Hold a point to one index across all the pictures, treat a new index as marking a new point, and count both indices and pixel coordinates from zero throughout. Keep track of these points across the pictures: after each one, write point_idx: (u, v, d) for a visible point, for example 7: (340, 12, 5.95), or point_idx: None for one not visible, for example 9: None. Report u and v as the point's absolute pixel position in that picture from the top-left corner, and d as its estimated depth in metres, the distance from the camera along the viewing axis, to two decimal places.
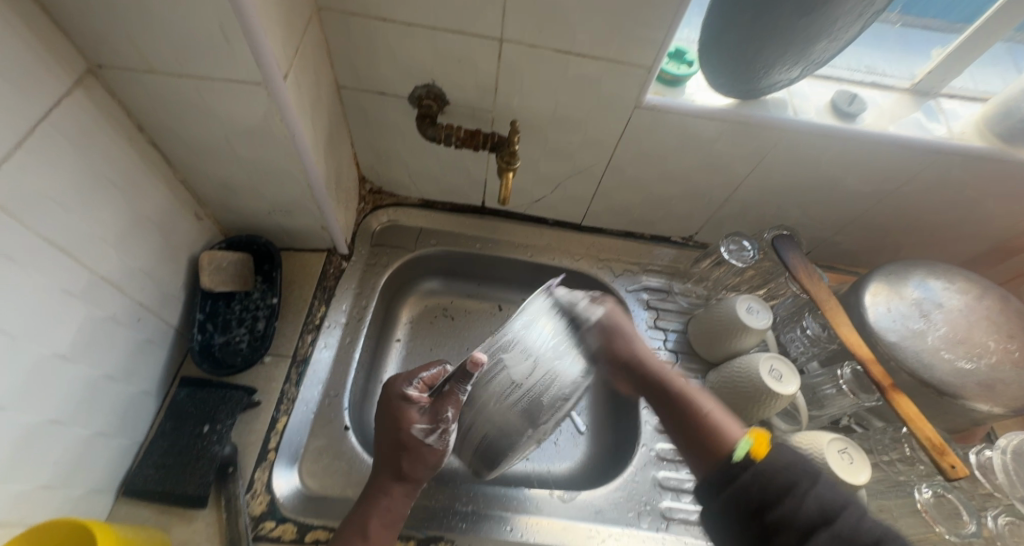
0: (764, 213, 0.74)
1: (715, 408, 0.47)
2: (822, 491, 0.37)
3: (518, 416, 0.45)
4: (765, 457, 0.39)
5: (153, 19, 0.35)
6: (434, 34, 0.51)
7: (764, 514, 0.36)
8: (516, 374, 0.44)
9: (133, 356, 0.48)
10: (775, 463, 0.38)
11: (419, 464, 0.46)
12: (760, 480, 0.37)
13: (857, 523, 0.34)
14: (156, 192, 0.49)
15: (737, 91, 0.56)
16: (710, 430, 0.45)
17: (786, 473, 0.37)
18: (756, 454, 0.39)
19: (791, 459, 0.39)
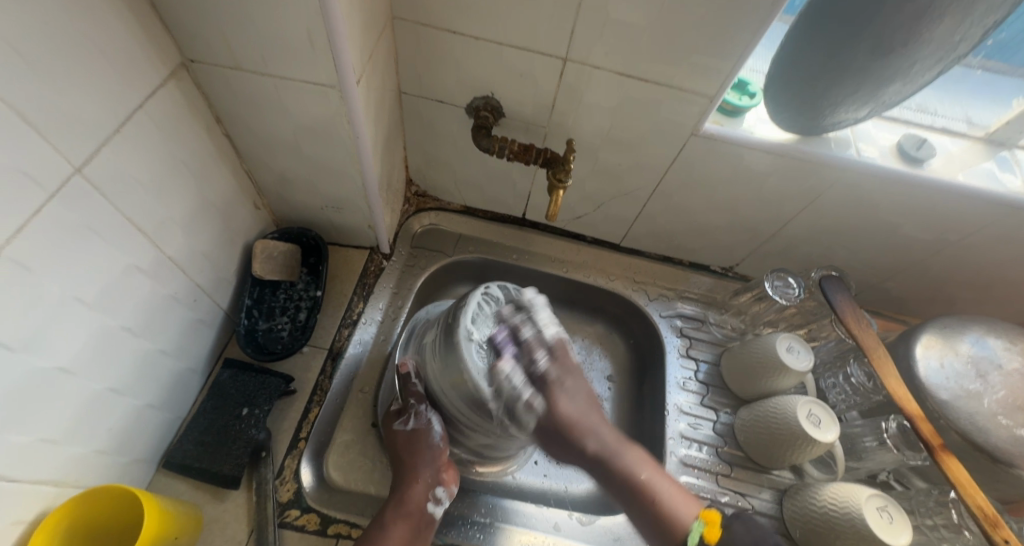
0: (812, 252, 0.72)
1: (667, 482, 0.52)
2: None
3: (450, 362, 0.47)
4: (718, 543, 0.47)
5: (246, 19, 0.37)
6: (499, 49, 0.52)
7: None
8: (430, 336, 0.52)
9: (186, 334, 0.50)
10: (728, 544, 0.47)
11: (416, 444, 0.52)
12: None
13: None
14: (223, 180, 0.51)
15: (801, 126, 0.55)
16: (663, 509, 0.50)
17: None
18: (709, 538, 0.47)
19: (744, 540, 0.46)
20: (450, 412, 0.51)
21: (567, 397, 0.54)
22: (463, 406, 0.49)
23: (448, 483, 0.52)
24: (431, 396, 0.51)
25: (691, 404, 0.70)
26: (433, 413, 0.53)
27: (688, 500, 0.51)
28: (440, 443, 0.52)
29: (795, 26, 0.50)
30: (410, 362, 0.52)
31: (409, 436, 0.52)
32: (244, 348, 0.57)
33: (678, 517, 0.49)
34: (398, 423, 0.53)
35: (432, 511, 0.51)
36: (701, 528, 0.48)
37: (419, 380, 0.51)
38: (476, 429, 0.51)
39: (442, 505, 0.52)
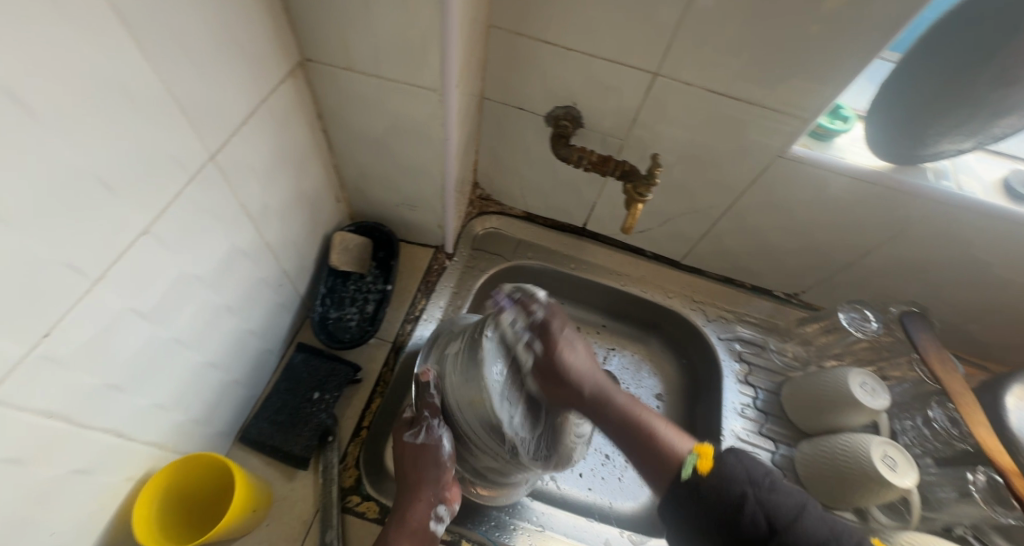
0: (890, 286, 0.69)
1: (662, 421, 0.51)
2: (774, 498, 0.43)
3: (471, 379, 0.47)
4: (711, 474, 0.45)
5: (367, 23, 0.39)
6: (590, 61, 0.53)
7: (733, 530, 0.42)
8: (451, 349, 0.51)
9: (270, 317, 0.53)
10: (723, 476, 0.44)
11: (423, 460, 0.49)
12: (708, 496, 0.44)
13: (807, 526, 0.41)
14: (315, 172, 0.54)
15: (897, 155, 0.52)
16: (659, 447, 0.49)
17: (733, 485, 0.43)
18: (702, 469, 0.46)
19: (738, 470, 0.45)
20: (462, 433, 0.50)
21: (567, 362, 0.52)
22: (475, 429, 0.48)
23: (451, 501, 0.51)
24: (445, 410, 0.50)
25: (748, 432, 0.68)
26: (445, 430, 0.50)
27: (683, 436, 0.50)
28: (448, 461, 0.50)
29: (909, 50, 0.48)
30: (430, 371, 0.51)
31: (416, 450, 0.50)
32: (317, 335, 0.59)
33: (673, 450, 0.48)
34: (409, 434, 0.50)
35: (433, 528, 0.49)
36: (693, 460, 0.47)
37: (435, 392, 0.50)
38: (484, 455, 0.50)
39: (442, 523, 0.50)
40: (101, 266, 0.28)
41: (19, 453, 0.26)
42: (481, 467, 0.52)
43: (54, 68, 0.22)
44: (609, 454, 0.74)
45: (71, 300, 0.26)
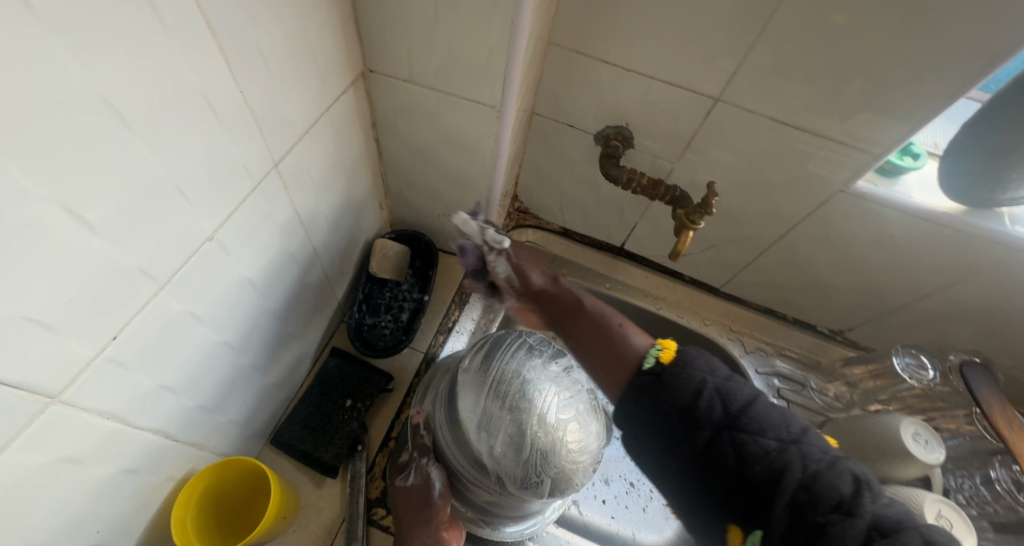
0: (949, 332, 0.65)
1: (627, 323, 0.49)
2: (733, 386, 0.38)
3: (450, 411, 0.48)
4: (673, 365, 0.41)
5: (435, 37, 0.39)
6: (649, 82, 0.51)
7: (690, 416, 0.37)
8: (441, 385, 0.52)
9: (310, 321, 0.53)
10: (681, 364, 0.40)
11: (414, 501, 0.48)
12: (665, 381, 0.40)
13: (760, 411, 0.36)
14: (363, 179, 0.54)
15: (971, 197, 0.50)
16: (616, 342, 0.47)
17: (691, 371, 0.39)
18: (665, 358, 0.42)
19: (699, 362, 0.40)
20: (455, 469, 0.49)
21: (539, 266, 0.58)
22: (461, 457, 0.48)
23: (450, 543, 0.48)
24: (436, 448, 0.50)
25: None
26: (435, 469, 0.49)
27: (647, 336, 0.47)
28: (438, 500, 0.48)
29: (998, 91, 0.44)
30: (422, 412, 0.51)
31: (406, 492, 0.49)
32: (352, 341, 0.58)
33: (628, 344, 0.46)
34: (399, 478, 0.49)
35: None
36: (656, 353, 0.43)
37: (426, 431, 0.50)
38: (480, 488, 0.48)
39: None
40: (168, 271, 0.28)
41: (76, 452, 0.26)
42: (484, 502, 0.50)
43: (146, 77, 0.22)
44: (634, 483, 0.72)
45: (137, 304, 0.26)
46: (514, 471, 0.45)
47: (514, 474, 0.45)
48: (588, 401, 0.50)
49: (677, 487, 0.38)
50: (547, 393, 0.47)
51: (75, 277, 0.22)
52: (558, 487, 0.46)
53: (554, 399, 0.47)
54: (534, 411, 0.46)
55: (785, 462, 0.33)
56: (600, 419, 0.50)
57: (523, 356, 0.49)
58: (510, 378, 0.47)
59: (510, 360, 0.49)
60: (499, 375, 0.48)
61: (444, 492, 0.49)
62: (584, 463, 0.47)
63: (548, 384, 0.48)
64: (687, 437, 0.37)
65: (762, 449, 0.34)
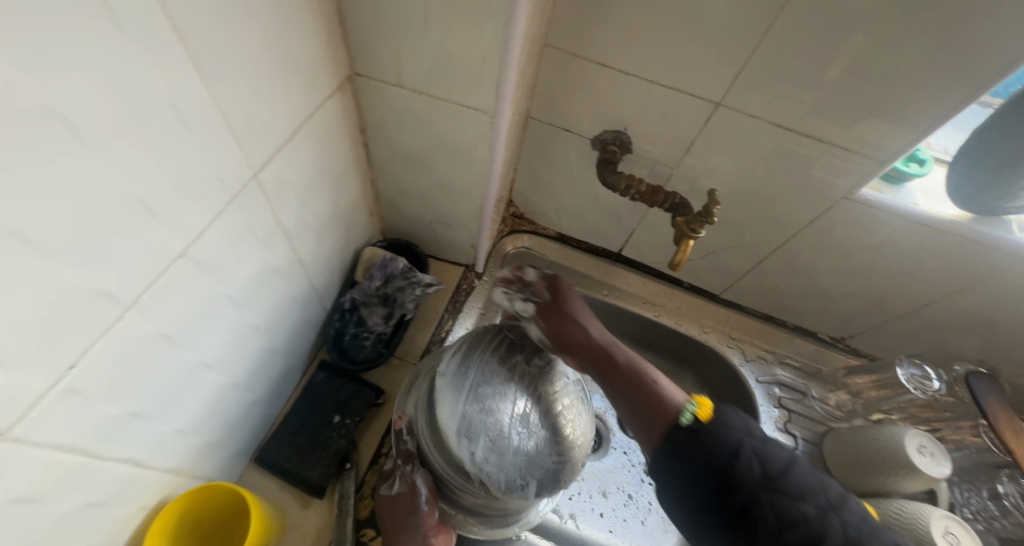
0: (952, 340, 0.64)
1: (666, 379, 0.46)
2: (765, 445, 0.40)
3: (431, 416, 0.46)
4: (710, 423, 0.41)
5: (425, 40, 0.37)
6: (648, 87, 0.50)
7: (731, 481, 0.38)
8: (422, 388, 0.49)
9: (296, 335, 0.51)
10: (718, 425, 0.41)
11: (401, 509, 0.46)
12: (704, 441, 0.40)
13: (793, 474, 0.38)
14: (352, 186, 0.52)
15: (980, 206, 0.48)
16: (656, 398, 0.44)
17: (730, 435, 0.40)
18: (702, 416, 0.42)
19: (735, 420, 0.41)
20: (439, 474, 0.47)
21: (577, 313, 0.50)
22: (443, 462, 0.46)
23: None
24: (421, 454, 0.48)
25: None
26: (421, 475, 0.47)
27: (682, 392, 0.45)
28: (425, 507, 0.46)
29: (1012, 96, 0.43)
30: (404, 417, 0.50)
31: (392, 502, 0.47)
32: (330, 352, 0.57)
33: (667, 401, 0.44)
34: (383, 486, 0.48)
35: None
36: (692, 409, 0.43)
37: (409, 437, 0.49)
38: (466, 492, 0.46)
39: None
40: (134, 292, 0.26)
41: (34, 491, 0.24)
42: (474, 504, 0.48)
43: (107, 87, 0.20)
44: (632, 494, 0.71)
45: (100, 330, 0.25)
46: (500, 473, 0.44)
47: (498, 475, 0.44)
48: (574, 392, 0.49)
49: (703, 536, 0.40)
50: (528, 391, 0.46)
51: (27, 306, 0.20)
52: (545, 486, 0.45)
53: (539, 395, 0.46)
54: (514, 411, 0.45)
55: (827, 530, 0.35)
56: (586, 409, 0.49)
57: (504, 355, 0.48)
58: (488, 380, 0.46)
59: (487, 362, 0.47)
60: (482, 378, 0.46)
61: (431, 498, 0.47)
62: (572, 458, 0.46)
63: (529, 382, 0.46)
64: (723, 499, 0.38)
65: (802, 514, 0.36)
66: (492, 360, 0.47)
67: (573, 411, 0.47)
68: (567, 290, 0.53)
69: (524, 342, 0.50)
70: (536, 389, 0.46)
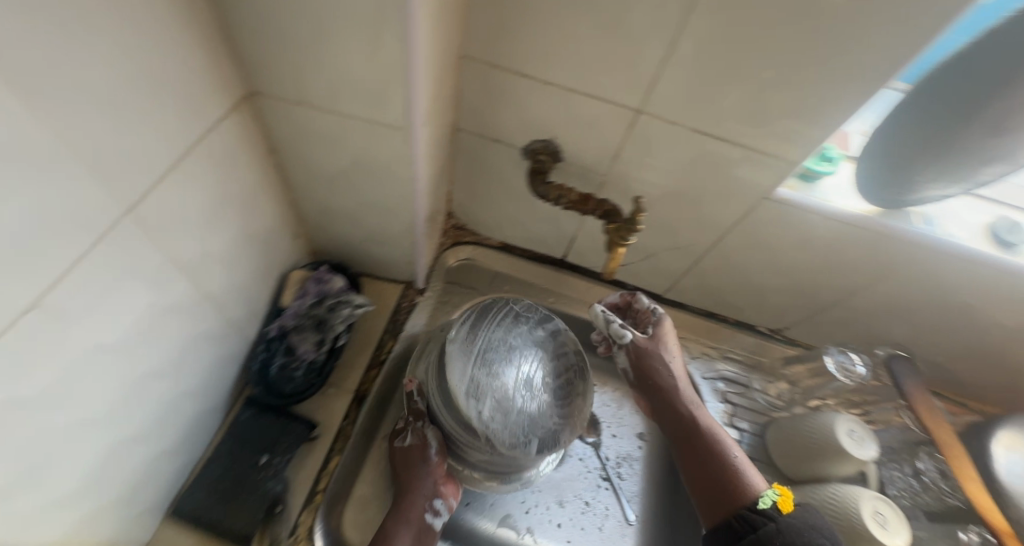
0: (873, 325, 0.68)
1: (743, 458, 0.52)
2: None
3: (442, 379, 0.50)
4: (789, 514, 0.45)
5: (326, 59, 0.35)
6: (570, 95, 0.49)
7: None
8: (431, 355, 0.53)
9: (211, 373, 0.47)
10: (803, 522, 0.45)
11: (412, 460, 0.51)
12: (785, 533, 0.43)
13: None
14: (267, 209, 0.48)
15: (885, 196, 0.51)
16: (736, 477, 0.49)
17: (813, 531, 0.44)
18: (783, 507, 0.46)
19: (816, 522, 0.45)
20: (446, 433, 0.51)
21: (666, 362, 0.57)
22: (452, 423, 0.50)
23: (448, 498, 0.52)
24: (430, 413, 0.52)
25: None
26: (431, 431, 0.51)
27: (760, 475, 0.50)
28: (435, 457, 0.51)
29: (916, 88, 0.45)
30: (414, 380, 0.53)
31: (405, 454, 0.51)
32: (253, 385, 0.53)
33: (747, 481, 0.49)
34: (397, 439, 0.52)
35: (430, 522, 0.50)
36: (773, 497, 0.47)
37: (419, 398, 0.52)
38: (471, 451, 0.50)
39: (440, 517, 0.51)
40: None
41: None
42: (480, 462, 0.50)
43: None
44: (590, 501, 0.70)
45: None
46: (506, 430, 0.47)
47: (504, 433, 0.47)
48: (571, 362, 0.54)
49: None
50: (531, 359, 0.52)
51: None
52: (546, 446, 0.49)
53: (538, 364, 0.52)
54: (517, 376, 0.50)
55: None
56: (582, 380, 0.53)
57: (509, 327, 0.54)
58: (495, 347, 0.51)
59: (492, 333, 0.52)
60: (490, 345, 0.51)
61: (442, 451, 0.51)
62: (567, 421, 0.51)
63: (529, 351, 0.52)
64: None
65: None
66: (499, 331, 0.53)
67: (569, 379, 0.53)
68: (669, 338, 0.58)
69: (525, 317, 0.55)
70: (538, 358, 0.52)
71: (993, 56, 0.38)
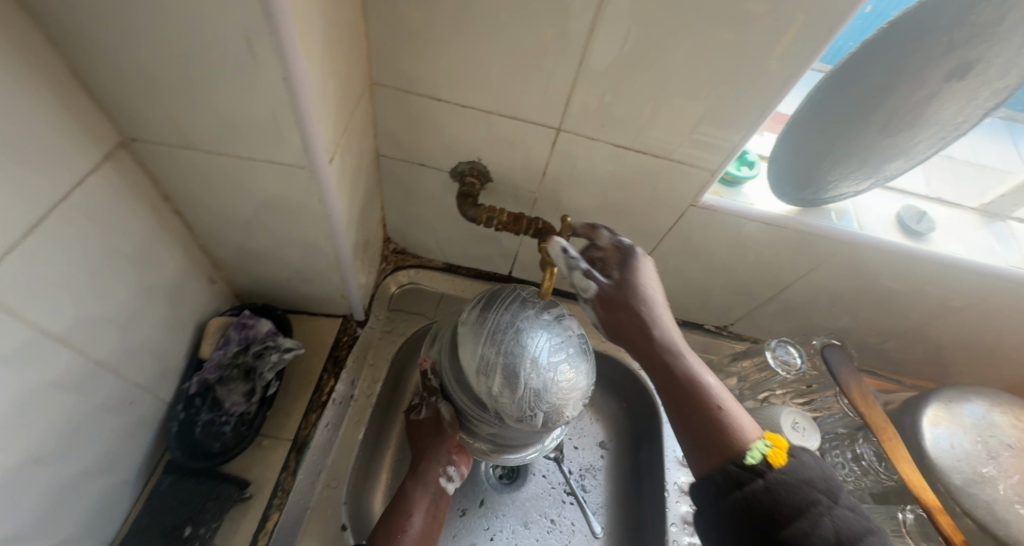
0: (810, 315, 0.70)
1: (732, 401, 0.42)
2: (847, 514, 0.35)
3: (455, 356, 0.50)
4: (780, 470, 0.37)
5: (202, 101, 0.33)
6: (487, 117, 0.48)
7: (779, 532, 0.35)
8: (444, 336, 0.54)
9: (117, 444, 0.43)
10: (796, 478, 0.37)
11: (427, 431, 0.56)
12: (774, 493, 0.36)
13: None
14: (170, 259, 0.45)
15: (800, 199, 0.53)
16: (724, 428, 0.40)
17: (806, 488, 0.36)
18: (774, 461, 0.38)
19: (813, 474, 0.37)
20: (459, 407, 0.53)
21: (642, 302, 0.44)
22: (465, 397, 0.51)
23: (460, 464, 0.56)
24: (443, 389, 0.55)
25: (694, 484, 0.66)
26: (444, 405, 0.55)
27: (752, 420, 0.41)
28: (448, 430, 0.54)
29: (800, 104, 0.47)
30: (430, 359, 0.55)
31: (421, 425, 0.57)
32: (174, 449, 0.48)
33: (735, 433, 0.40)
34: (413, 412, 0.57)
35: (444, 486, 0.55)
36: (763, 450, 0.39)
37: (433, 376, 0.55)
38: (480, 422, 0.51)
39: (453, 482, 0.56)
40: None
41: None
42: (488, 434, 0.53)
43: None
44: (555, 519, 0.68)
45: None
46: (514, 404, 0.46)
47: (511, 406, 0.46)
48: (579, 342, 0.51)
49: None
50: (539, 339, 0.48)
51: None
52: (551, 420, 0.47)
53: (547, 343, 0.48)
54: (529, 354, 0.47)
55: None
56: (592, 358, 0.51)
57: (517, 308, 0.50)
58: (505, 327, 0.48)
59: (503, 316, 0.49)
60: (501, 324, 0.48)
61: (454, 422, 0.55)
62: (576, 398, 0.48)
63: (540, 331, 0.48)
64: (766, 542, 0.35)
65: None
66: (508, 310, 0.50)
67: (577, 357, 0.49)
68: (637, 269, 0.45)
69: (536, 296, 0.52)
70: (550, 335, 0.48)
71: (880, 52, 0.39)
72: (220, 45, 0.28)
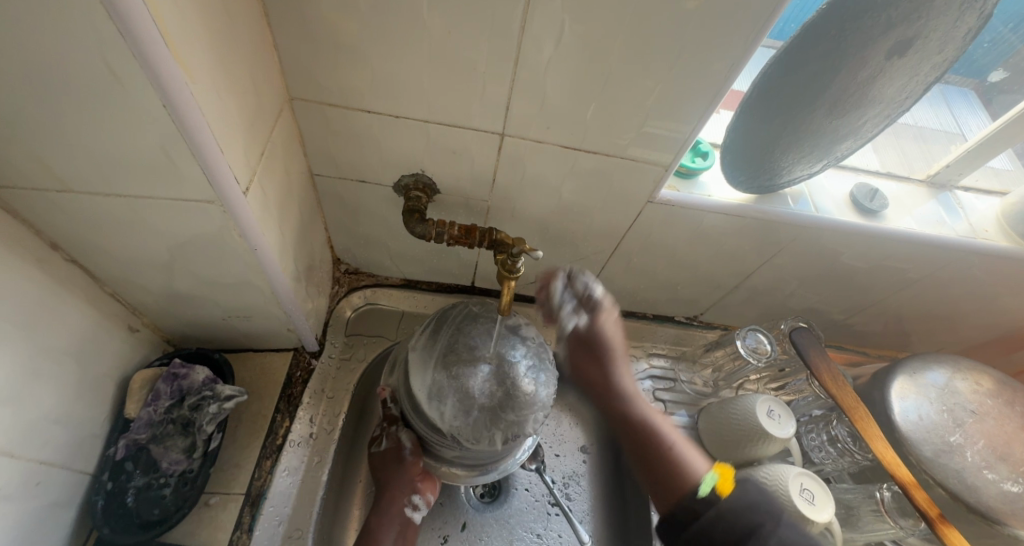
0: (776, 298, 0.70)
1: (688, 446, 0.45)
2: (794, 533, 0.34)
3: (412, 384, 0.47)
4: (727, 496, 0.36)
5: (70, 139, 0.28)
6: (423, 126, 0.45)
7: None
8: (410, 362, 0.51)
9: (25, 532, 0.38)
10: (742, 503, 0.36)
11: (390, 462, 0.51)
12: (726, 519, 0.35)
13: None
14: (71, 315, 0.39)
15: (755, 187, 0.52)
16: (676, 465, 0.42)
17: (754, 511, 0.35)
18: (721, 490, 0.37)
19: (760, 498, 0.37)
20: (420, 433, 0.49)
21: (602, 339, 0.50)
22: (421, 424, 0.47)
23: (426, 491, 0.52)
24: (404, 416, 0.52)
25: None
26: (406, 433, 0.52)
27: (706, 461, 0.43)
28: (411, 457, 0.51)
29: (745, 95, 0.45)
30: (389, 387, 0.52)
31: (383, 457, 0.52)
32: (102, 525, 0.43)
33: (689, 473, 0.41)
34: (373, 445, 0.53)
35: (410, 516, 0.51)
36: (711, 481, 0.38)
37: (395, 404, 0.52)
38: (442, 447, 0.48)
39: (420, 511, 0.52)
40: None
41: None
42: (455, 457, 0.49)
43: None
44: (541, 533, 0.66)
45: None
46: (469, 427, 0.43)
47: (467, 431, 0.43)
48: (540, 350, 0.47)
49: None
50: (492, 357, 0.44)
51: None
52: (512, 437, 0.44)
53: (501, 360, 0.44)
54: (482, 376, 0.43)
55: None
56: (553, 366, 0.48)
57: (468, 327, 0.46)
58: (455, 349, 0.45)
59: (453, 338, 0.46)
60: (450, 347, 0.45)
61: (416, 449, 0.51)
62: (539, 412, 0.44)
63: (494, 347, 0.45)
64: None
65: None
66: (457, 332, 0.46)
67: (536, 368, 0.45)
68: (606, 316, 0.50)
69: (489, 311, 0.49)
70: (504, 352, 0.45)
71: (813, 45, 0.38)
72: (72, 72, 0.24)
